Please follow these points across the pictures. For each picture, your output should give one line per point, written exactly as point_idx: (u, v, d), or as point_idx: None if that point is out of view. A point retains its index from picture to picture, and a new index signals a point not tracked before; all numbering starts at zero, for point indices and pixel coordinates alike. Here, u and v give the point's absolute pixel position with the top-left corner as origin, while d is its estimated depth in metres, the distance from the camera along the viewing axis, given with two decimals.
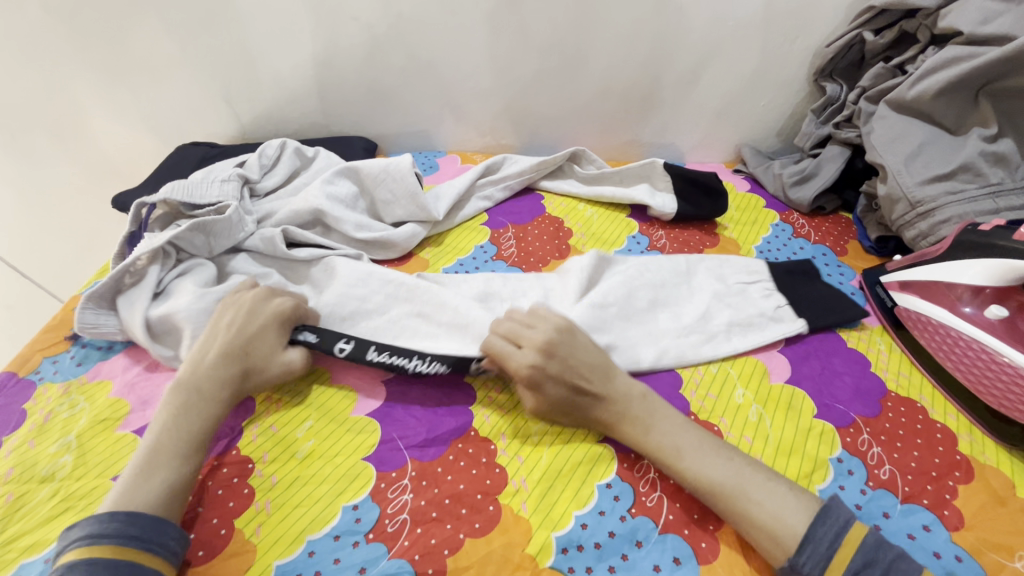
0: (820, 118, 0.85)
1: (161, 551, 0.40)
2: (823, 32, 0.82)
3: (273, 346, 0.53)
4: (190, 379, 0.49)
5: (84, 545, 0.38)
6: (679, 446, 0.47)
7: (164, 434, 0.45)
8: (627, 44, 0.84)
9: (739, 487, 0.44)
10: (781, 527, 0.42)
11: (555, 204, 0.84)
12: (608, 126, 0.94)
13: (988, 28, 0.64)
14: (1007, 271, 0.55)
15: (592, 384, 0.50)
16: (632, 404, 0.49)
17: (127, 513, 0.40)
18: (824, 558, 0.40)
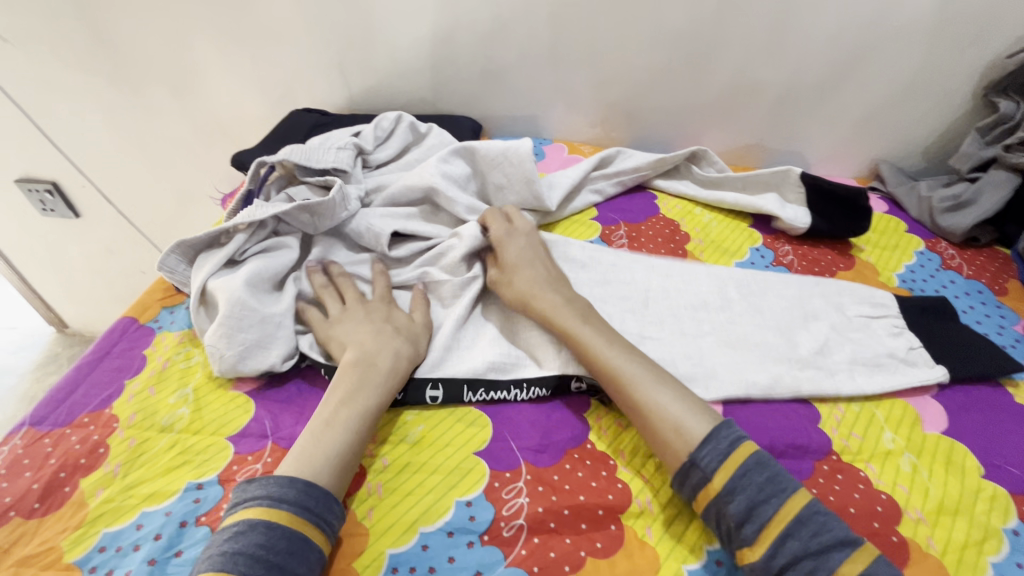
0: (985, 138, 0.76)
1: (328, 528, 0.40)
2: (1002, 42, 0.73)
3: (410, 319, 0.56)
4: (369, 356, 0.50)
5: (266, 505, 0.40)
6: (596, 339, 0.52)
7: (339, 412, 0.46)
8: (771, 41, 0.78)
9: (647, 382, 0.48)
10: (685, 421, 0.46)
11: (671, 206, 0.79)
12: (730, 127, 0.88)
13: None
14: None
15: (536, 277, 0.58)
16: (569, 305, 0.56)
17: (304, 483, 0.41)
18: (722, 454, 0.43)
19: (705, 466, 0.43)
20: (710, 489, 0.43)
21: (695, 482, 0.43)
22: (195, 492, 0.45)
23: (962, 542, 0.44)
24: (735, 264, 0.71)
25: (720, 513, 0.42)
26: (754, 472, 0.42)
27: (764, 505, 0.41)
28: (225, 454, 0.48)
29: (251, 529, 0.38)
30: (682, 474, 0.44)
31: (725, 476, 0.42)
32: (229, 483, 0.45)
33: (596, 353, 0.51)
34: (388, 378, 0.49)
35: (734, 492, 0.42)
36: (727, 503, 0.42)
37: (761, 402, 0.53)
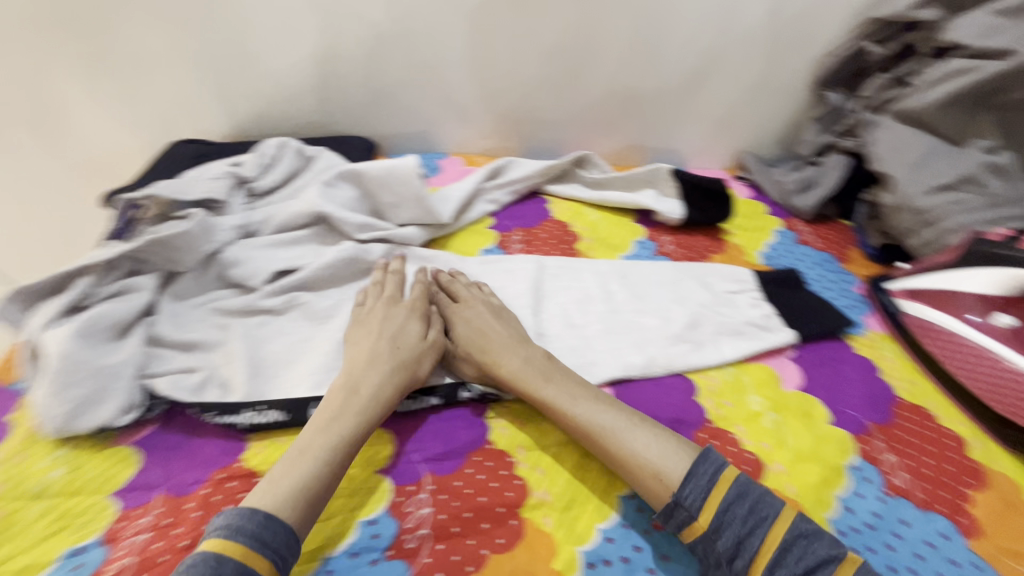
0: (821, 127, 0.87)
1: (281, 566, 0.39)
2: (824, 43, 0.84)
3: (416, 337, 0.57)
4: (353, 382, 0.51)
5: (220, 539, 0.39)
6: (562, 395, 0.52)
7: (315, 439, 0.46)
8: (634, 51, 0.85)
9: (621, 429, 0.49)
10: (663, 465, 0.46)
11: (561, 209, 0.84)
12: (611, 131, 0.95)
13: (990, 42, 0.65)
14: (1010, 282, 0.55)
15: (488, 339, 0.57)
16: (529, 362, 0.55)
17: (264, 514, 0.41)
18: (704, 490, 0.44)
19: (689, 505, 0.44)
20: (696, 528, 0.44)
21: (680, 520, 0.44)
22: (74, 559, 0.43)
23: (815, 484, 0.50)
24: (622, 258, 0.76)
25: (708, 550, 0.43)
26: (736, 505, 0.43)
27: (749, 538, 0.42)
28: (108, 514, 0.46)
29: (201, 561, 0.38)
30: (667, 513, 0.45)
31: (710, 513, 0.43)
32: (114, 543, 0.44)
33: (565, 409, 0.51)
34: (369, 406, 0.50)
35: (721, 530, 0.43)
36: (715, 538, 0.43)
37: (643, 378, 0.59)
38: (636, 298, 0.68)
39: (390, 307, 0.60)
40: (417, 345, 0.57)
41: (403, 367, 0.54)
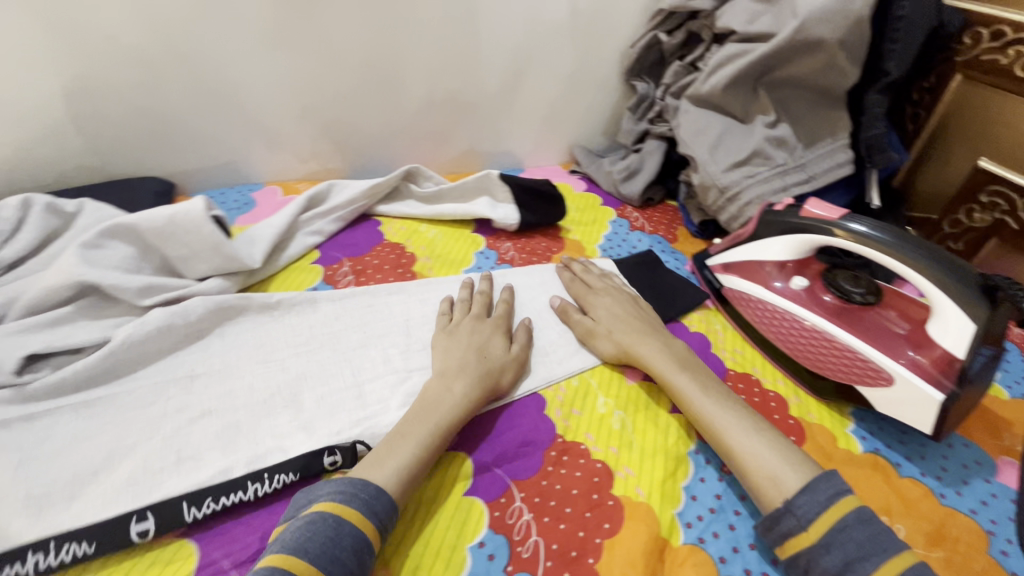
0: (636, 115, 0.91)
1: (382, 535, 0.41)
2: (625, 35, 0.88)
3: (503, 350, 0.56)
4: (447, 375, 0.52)
5: (339, 500, 0.40)
6: (696, 382, 0.52)
7: (413, 430, 0.47)
8: (446, 54, 0.81)
9: (738, 428, 0.48)
10: (780, 472, 0.44)
11: (395, 229, 0.79)
12: (441, 140, 0.91)
13: (755, 25, 0.71)
14: (799, 246, 0.60)
15: (625, 313, 0.61)
16: (667, 350, 0.56)
17: (376, 487, 0.42)
18: (821, 504, 0.41)
19: (800, 514, 0.41)
20: (802, 539, 0.40)
21: (787, 530, 0.41)
22: None
23: (661, 478, 0.49)
24: (464, 273, 0.73)
25: (810, 564, 0.40)
26: (853, 527, 0.39)
27: (862, 562, 0.38)
28: None
29: (319, 520, 0.39)
30: (774, 519, 0.42)
31: (822, 528, 0.40)
32: None
33: (693, 400, 0.51)
34: (457, 407, 0.49)
35: (830, 546, 0.39)
36: (820, 555, 0.39)
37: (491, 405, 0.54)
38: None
39: (477, 322, 0.59)
40: (505, 358, 0.55)
41: (491, 374, 0.53)
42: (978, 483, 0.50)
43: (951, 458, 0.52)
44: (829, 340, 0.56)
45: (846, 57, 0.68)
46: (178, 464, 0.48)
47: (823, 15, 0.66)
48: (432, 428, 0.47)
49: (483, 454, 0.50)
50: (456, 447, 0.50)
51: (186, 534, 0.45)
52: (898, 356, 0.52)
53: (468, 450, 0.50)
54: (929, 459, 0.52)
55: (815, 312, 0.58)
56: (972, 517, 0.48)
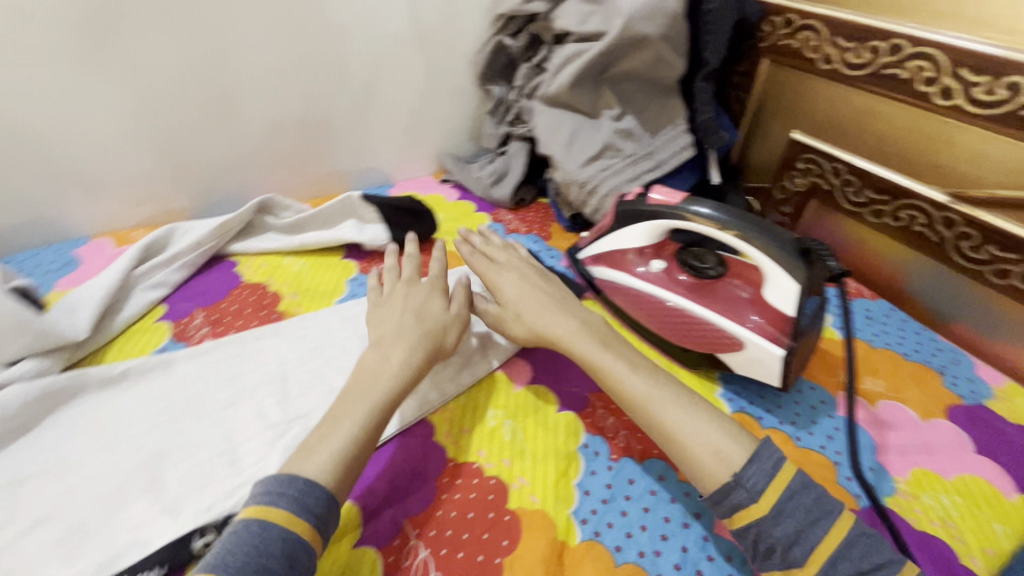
0: (496, 119, 0.91)
1: (322, 532, 0.39)
2: (472, 42, 0.88)
3: (441, 311, 0.57)
4: (384, 351, 0.51)
5: (263, 503, 0.39)
6: (626, 363, 0.51)
7: (353, 408, 0.46)
8: (284, 74, 0.76)
9: (669, 402, 0.47)
10: (722, 444, 0.44)
11: (255, 267, 0.72)
12: (298, 164, 0.85)
13: (587, 26, 0.74)
14: (653, 232, 0.63)
15: (539, 297, 0.59)
16: (586, 328, 0.55)
17: (304, 482, 0.40)
18: (769, 474, 0.42)
19: (750, 486, 0.41)
20: (753, 510, 0.41)
21: (736, 503, 0.42)
22: None
23: (554, 480, 0.49)
24: (338, 303, 0.69)
25: (761, 536, 0.41)
26: (801, 494, 0.41)
27: (812, 528, 0.40)
28: None
29: (244, 528, 0.37)
30: (723, 493, 0.42)
31: (772, 497, 0.41)
32: None
33: (622, 377, 0.50)
34: (400, 373, 0.49)
35: (781, 515, 0.40)
36: (771, 525, 0.40)
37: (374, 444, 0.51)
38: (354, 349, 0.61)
39: (408, 286, 0.59)
40: (444, 317, 0.56)
41: (434, 336, 0.54)
42: (825, 420, 0.57)
43: (802, 403, 0.59)
44: (689, 316, 0.60)
45: (670, 50, 0.74)
46: None
47: (644, 14, 0.70)
48: (344, 434, 0.44)
49: (372, 497, 0.47)
50: None
51: None
52: (744, 322, 0.57)
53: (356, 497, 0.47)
54: (784, 407, 0.58)
55: (676, 291, 0.62)
56: (822, 453, 0.54)
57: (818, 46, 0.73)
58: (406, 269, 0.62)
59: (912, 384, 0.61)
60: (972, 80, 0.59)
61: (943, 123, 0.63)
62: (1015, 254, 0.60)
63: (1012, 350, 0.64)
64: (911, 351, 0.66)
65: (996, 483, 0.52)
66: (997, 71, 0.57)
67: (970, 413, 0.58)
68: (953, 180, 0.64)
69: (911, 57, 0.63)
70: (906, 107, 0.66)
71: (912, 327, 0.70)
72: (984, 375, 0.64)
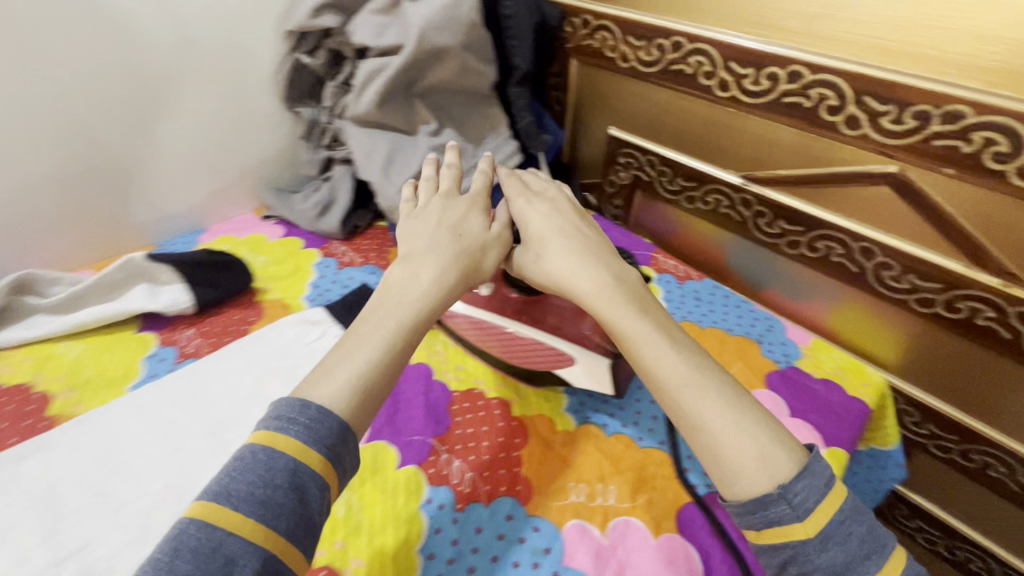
0: (312, 143, 0.84)
1: (338, 463, 0.38)
2: (268, 62, 0.80)
3: (477, 227, 0.56)
4: (410, 272, 0.49)
5: (273, 429, 0.37)
6: (665, 336, 0.47)
7: (377, 327, 0.45)
8: (25, 119, 0.63)
9: (706, 392, 0.43)
10: (767, 453, 0.40)
11: (14, 363, 0.59)
12: (70, 223, 0.71)
13: (384, 39, 0.69)
14: None
15: (567, 240, 0.54)
16: (619, 286, 0.50)
17: (320, 407, 0.38)
18: (820, 492, 0.38)
19: (796, 504, 0.38)
20: (793, 530, 0.38)
21: (775, 518, 0.38)
22: None
23: (394, 550, 0.45)
24: (130, 390, 0.58)
25: (798, 556, 0.38)
26: (854, 521, 0.38)
27: (864, 562, 0.37)
28: None
29: (254, 454, 0.36)
30: (760, 504, 0.38)
31: (820, 521, 0.38)
32: None
33: (659, 353, 0.46)
34: (429, 295, 0.48)
35: (829, 543, 0.37)
36: (816, 552, 0.37)
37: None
38: (151, 446, 0.52)
39: (448, 201, 0.58)
40: (480, 236, 0.55)
41: (468, 254, 0.53)
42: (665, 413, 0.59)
43: (642, 400, 0.60)
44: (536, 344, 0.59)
45: (475, 59, 0.72)
46: None
47: (437, 24, 0.67)
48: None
49: None
50: None
51: None
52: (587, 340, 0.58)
53: None
54: (627, 408, 0.59)
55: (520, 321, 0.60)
56: (663, 449, 0.55)
57: (614, 45, 0.74)
58: (446, 182, 0.60)
59: (736, 359, 0.66)
60: (740, 73, 0.63)
61: (726, 112, 0.67)
62: (799, 226, 0.67)
63: (813, 310, 0.71)
64: (734, 326, 0.71)
65: (809, 441, 0.57)
66: (757, 63, 0.61)
67: (785, 376, 0.64)
68: (745, 164, 0.69)
69: (690, 53, 0.67)
70: (696, 100, 0.70)
71: (734, 300, 0.75)
72: (794, 337, 0.70)
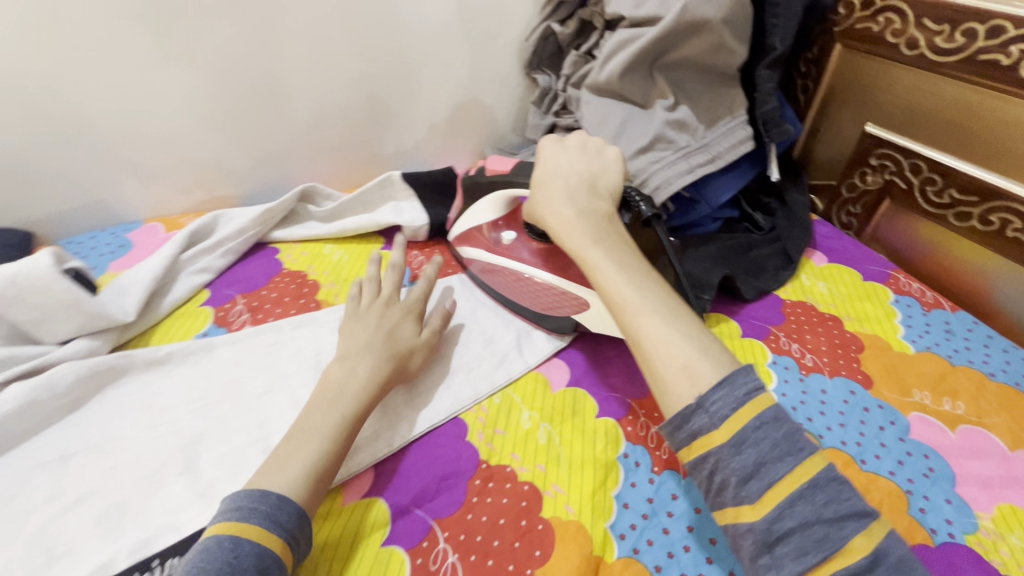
0: (542, 109, 0.89)
1: (292, 549, 0.38)
2: (519, 31, 0.86)
3: (410, 334, 0.54)
4: (349, 369, 0.48)
5: (235, 520, 0.37)
6: (615, 263, 0.50)
7: (320, 420, 0.45)
8: (331, 60, 0.76)
9: (643, 309, 0.46)
10: (692, 363, 0.42)
11: (295, 255, 0.73)
12: (342, 154, 0.85)
13: (643, 10, 0.70)
14: (501, 200, 0.66)
15: (551, 177, 0.59)
16: (585, 219, 0.54)
17: (276, 496, 0.39)
18: (736, 401, 0.39)
19: (713, 413, 0.39)
20: (713, 439, 0.38)
21: (697, 429, 0.39)
22: None
23: (591, 490, 0.46)
24: None
25: (721, 464, 0.38)
26: (770, 427, 0.38)
27: (776, 463, 0.37)
28: None
29: (220, 545, 0.36)
30: (685, 418, 0.40)
31: (732, 427, 0.38)
32: None
33: (607, 277, 0.49)
34: (366, 388, 0.48)
35: (743, 446, 0.37)
36: (729, 455, 0.37)
37: (407, 446, 0.50)
38: None
39: (386, 304, 0.56)
40: (414, 345, 0.54)
41: (397, 361, 0.51)
42: (895, 443, 0.52)
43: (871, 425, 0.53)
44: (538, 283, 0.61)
45: (732, 36, 0.69)
46: (49, 565, 0.41)
47: None
48: (313, 451, 0.43)
49: (401, 497, 0.46)
50: (371, 492, 0.46)
51: None
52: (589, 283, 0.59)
53: (383, 493, 0.46)
54: (848, 427, 0.53)
55: (524, 260, 0.63)
56: (891, 479, 0.49)
57: (901, 30, 0.66)
58: (388, 282, 0.58)
59: (998, 409, 0.55)
60: None
61: None
62: None
63: None
64: (998, 371, 0.59)
65: None
66: None
67: None
68: None
69: (1017, 41, 0.56)
70: (1006, 98, 0.59)
71: (999, 342, 0.62)
72: None
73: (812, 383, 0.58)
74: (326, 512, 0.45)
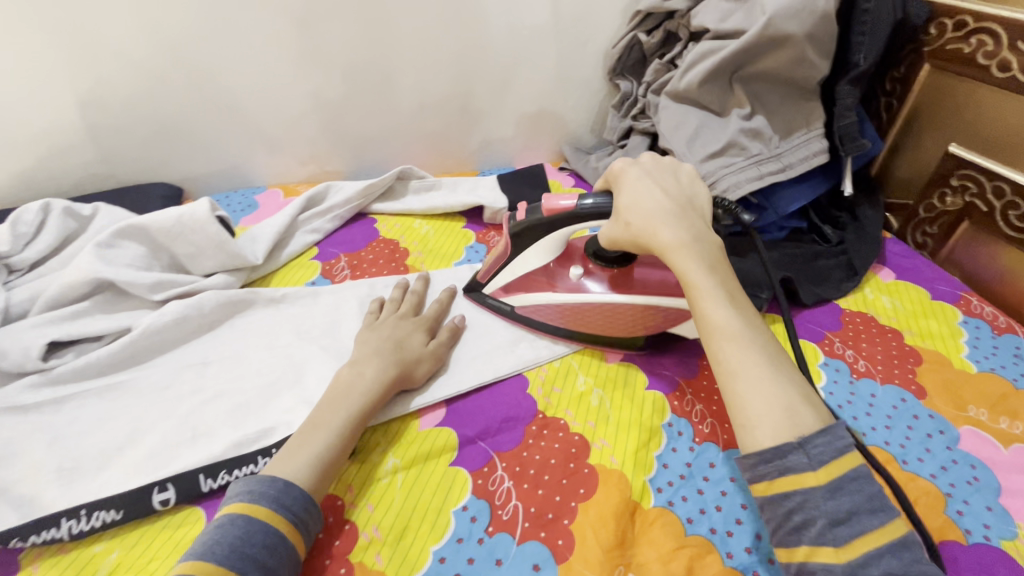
0: (621, 112, 0.94)
1: (300, 530, 0.42)
2: (607, 39, 0.92)
3: (416, 346, 0.58)
4: (352, 375, 0.52)
5: (245, 501, 0.42)
6: (723, 292, 0.47)
7: (327, 414, 0.49)
8: (436, 56, 0.86)
9: (747, 344, 0.44)
10: (796, 408, 0.40)
11: (390, 225, 0.83)
12: (435, 142, 0.95)
13: (727, 23, 0.74)
14: (549, 246, 0.60)
15: (655, 187, 0.53)
16: (694, 239, 0.50)
17: (282, 482, 0.43)
18: (836, 450, 0.38)
19: (812, 456, 0.38)
20: (803, 479, 0.38)
21: (792, 466, 0.38)
22: None
23: (635, 448, 0.52)
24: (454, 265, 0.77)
25: (808, 503, 0.37)
26: (866, 481, 0.38)
27: (867, 515, 0.36)
28: None
29: (230, 523, 0.40)
30: (778, 454, 0.39)
31: (829, 474, 0.37)
32: None
33: (712, 304, 0.46)
34: (372, 388, 0.52)
35: (839, 493, 0.37)
36: (821, 498, 0.37)
37: (475, 390, 0.57)
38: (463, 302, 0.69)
39: (399, 320, 0.60)
40: (421, 353, 0.57)
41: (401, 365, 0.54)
42: (941, 450, 0.53)
43: (917, 430, 0.55)
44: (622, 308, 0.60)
45: (815, 51, 0.71)
46: (192, 440, 0.52)
47: (789, 13, 0.68)
48: (337, 423, 0.48)
49: (467, 430, 0.53)
50: (442, 422, 0.54)
51: (205, 504, 0.49)
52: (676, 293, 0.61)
53: (452, 425, 0.54)
54: (893, 430, 0.55)
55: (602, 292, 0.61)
56: (931, 481, 0.50)
57: (993, 52, 0.66)
58: (406, 303, 0.64)
59: None
60: None
61: None
62: None
63: None
64: None
65: None
66: None
67: None
68: None
69: None
70: None
71: None
72: None
73: (862, 386, 0.60)
74: (397, 432, 0.53)
